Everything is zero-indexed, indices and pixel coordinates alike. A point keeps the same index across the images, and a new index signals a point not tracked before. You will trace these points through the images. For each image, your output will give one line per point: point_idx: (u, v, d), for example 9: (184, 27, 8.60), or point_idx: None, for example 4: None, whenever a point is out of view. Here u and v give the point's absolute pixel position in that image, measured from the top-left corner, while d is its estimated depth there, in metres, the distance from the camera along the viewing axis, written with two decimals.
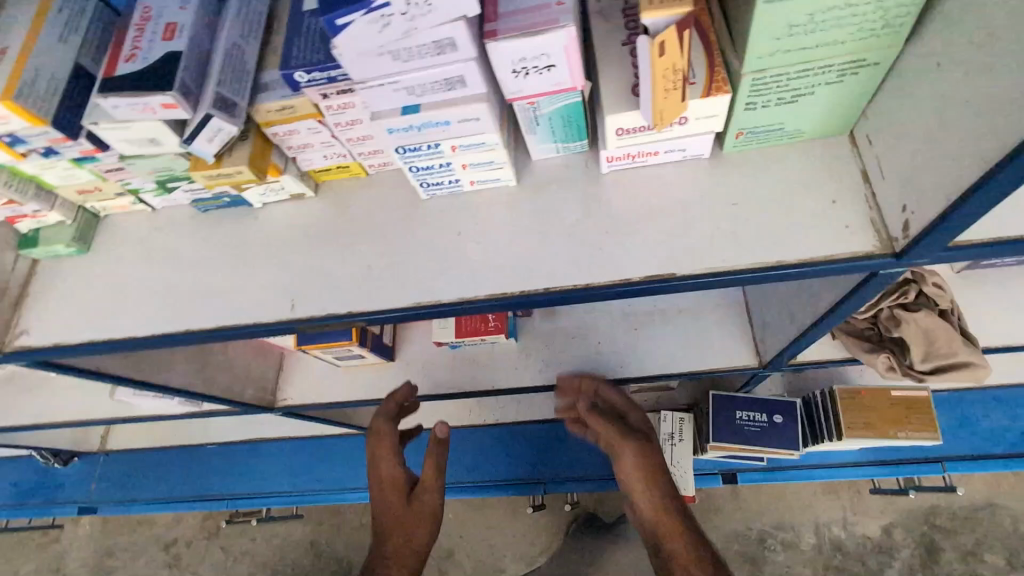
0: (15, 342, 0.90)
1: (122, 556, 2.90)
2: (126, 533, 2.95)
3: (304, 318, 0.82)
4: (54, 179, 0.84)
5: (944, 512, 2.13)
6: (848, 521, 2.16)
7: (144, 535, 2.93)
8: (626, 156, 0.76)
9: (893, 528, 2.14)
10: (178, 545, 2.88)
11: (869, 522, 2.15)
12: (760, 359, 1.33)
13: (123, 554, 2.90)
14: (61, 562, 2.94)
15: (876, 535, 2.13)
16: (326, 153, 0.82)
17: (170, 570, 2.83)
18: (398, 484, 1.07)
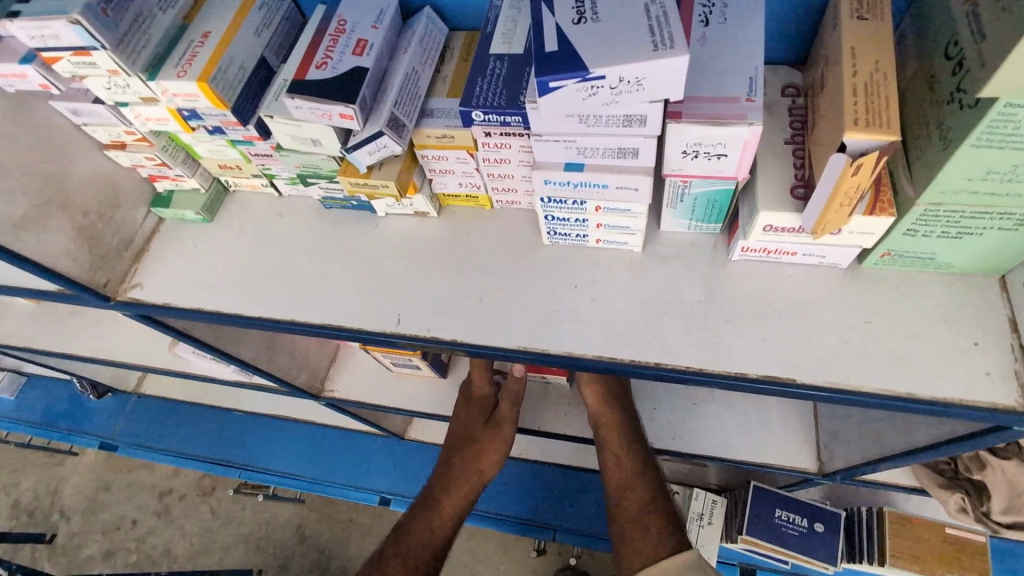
0: (125, 293, 0.93)
1: (122, 498, 2.94)
2: (131, 472, 3.00)
3: (407, 334, 0.83)
4: (205, 151, 0.88)
5: None
6: None
7: (148, 479, 2.98)
8: (761, 249, 0.75)
9: None
10: (176, 501, 2.91)
11: None
12: (820, 466, 1.28)
13: (124, 496, 2.95)
14: (64, 484, 3.01)
15: None
16: (462, 181, 0.84)
17: (163, 523, 2.85)
18: (481, 409, 1.32)
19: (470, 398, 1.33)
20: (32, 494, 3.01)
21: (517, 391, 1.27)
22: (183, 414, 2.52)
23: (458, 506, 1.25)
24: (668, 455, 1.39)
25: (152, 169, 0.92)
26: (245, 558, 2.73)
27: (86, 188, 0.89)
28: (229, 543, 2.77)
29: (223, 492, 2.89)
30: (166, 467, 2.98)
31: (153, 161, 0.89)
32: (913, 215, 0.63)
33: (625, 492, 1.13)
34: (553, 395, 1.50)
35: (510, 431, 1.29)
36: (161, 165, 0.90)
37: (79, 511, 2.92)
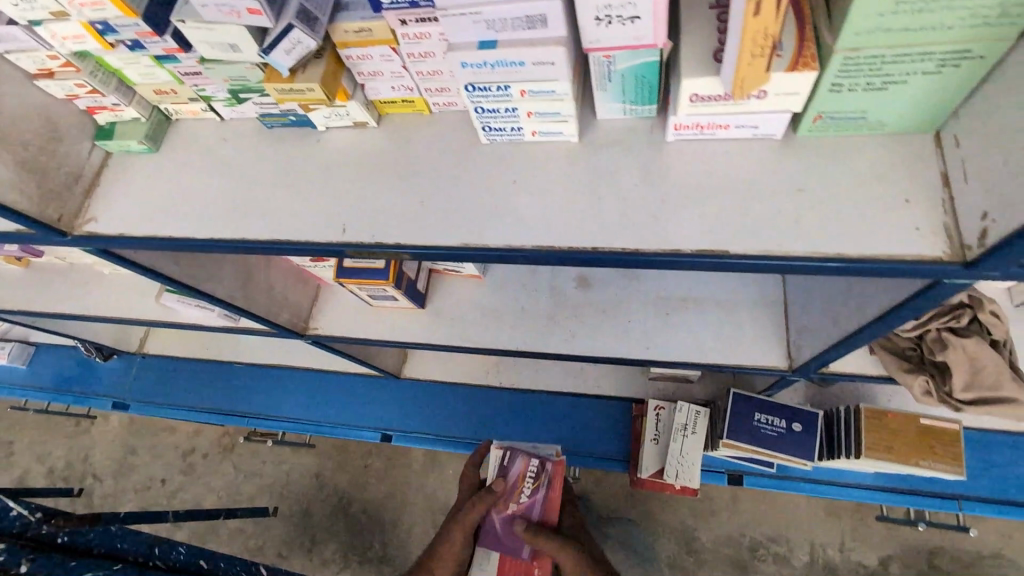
0: (82, 227, 0.94)
1: (147, 457, 3.10)
2: (152, 434, 3.14)
3: (353, 242, 0.84)
4: (135, 74, 0.88)
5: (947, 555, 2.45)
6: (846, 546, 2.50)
7: (168, 439, 3.11)
8: (695, 126, 0.74)
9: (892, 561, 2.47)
10: (198, 457, 3.05)
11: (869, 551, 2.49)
12: (790, 363, 1.31)
13: (148, 455, 3.10)
14: (91, 450, 3.16)
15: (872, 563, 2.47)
16: (395, 85, 0.82)
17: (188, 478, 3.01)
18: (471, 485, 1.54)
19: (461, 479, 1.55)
20: (63, 459, 3.17)
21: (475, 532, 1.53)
22: (188, 370, 2.60)
23: None
24: (644, 365, 1.42)
25: (87, 99, 0.91)
26: (268, 504, 2.87)
27: (23, 121, 0.89)
28: (249, 491, 2.91)
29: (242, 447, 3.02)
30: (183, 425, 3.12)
31: (85, 89, 0.88)
32: (833, 67, 0.61)
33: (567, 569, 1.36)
34: (530, 315, 1.53)
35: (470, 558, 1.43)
36: (94, 93, 0.89)
37: (109, 473, 3.08)
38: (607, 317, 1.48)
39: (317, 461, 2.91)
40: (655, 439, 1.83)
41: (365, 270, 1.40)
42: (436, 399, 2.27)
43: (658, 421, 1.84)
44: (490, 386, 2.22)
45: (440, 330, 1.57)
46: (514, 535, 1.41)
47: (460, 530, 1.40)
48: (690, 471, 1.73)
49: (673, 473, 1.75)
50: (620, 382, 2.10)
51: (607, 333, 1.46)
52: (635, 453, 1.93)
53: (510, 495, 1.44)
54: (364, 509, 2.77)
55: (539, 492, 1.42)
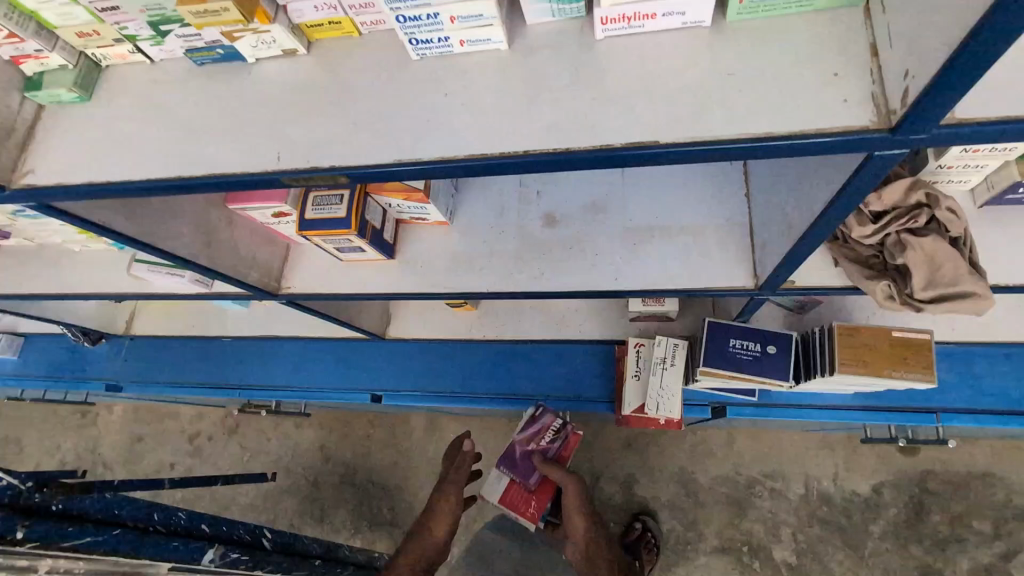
0: (20, 180, 0.93)
1: (151, 441, 3.15)
2: (155, 420, 3.19)
3: (289, 170, 0.82)
4: (53, 15, 0.85)
5: (938, 476, 2.55)
6: (839, 476, 2.62)
7: (170, 422, 3.16)
8: (621, 18, 0.72)
9: (883, 487, 2.58)
10: (201, 438, 3.10)
11: (860, 480, 2.60)
12: (756, 281, 1.31)
13: (151, 439, 3.15)
14: (96, 439, 3.21)
15: (865, 491, 2.58)
16: (317, 3, 0.80)
17: (192, 459, 3.07)
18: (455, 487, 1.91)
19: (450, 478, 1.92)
20: (69, 450, 3.22)
21: (457, 485, 1.91)
22: (178, 349, 2.62)
23: (444, 533, 1.88)
24: (613, 296, 1.42)
25: (9, 47, 0.89)
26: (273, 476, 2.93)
27: None
28: (253, 465, 2.97)
29: (248, 427, 3.06)
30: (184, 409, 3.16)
31: (4, 34, 0.86)
32: None
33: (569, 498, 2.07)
34: (499, 258, 1.52)
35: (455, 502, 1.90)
36: (14, 39, 0.87)
37: (116, 459, 3.14)
38: (575, 252, 1.47)
39: (316, 431, 2.97)
40: (636, 376, 1.84)
41: (327, 221, 1.38)
42: (423, 357, 2.30)
43: (638, 358, 1.86)
44: (474, 340, 2.23)
45: (413, 281, 1.57)
46: (527, 464, 2.02)
47: (449, 502, 1.90)
48: (672, 402, 1.76)
49: (654, 406, 1.77)
50: (603, 324, 2.09)
51: (576, 268, 1.45)
52: (619, 392, 1.96)
53: (533, 435, 2.06)
54: (368, 477, 2.83)
55: (560, 446, 2.04)
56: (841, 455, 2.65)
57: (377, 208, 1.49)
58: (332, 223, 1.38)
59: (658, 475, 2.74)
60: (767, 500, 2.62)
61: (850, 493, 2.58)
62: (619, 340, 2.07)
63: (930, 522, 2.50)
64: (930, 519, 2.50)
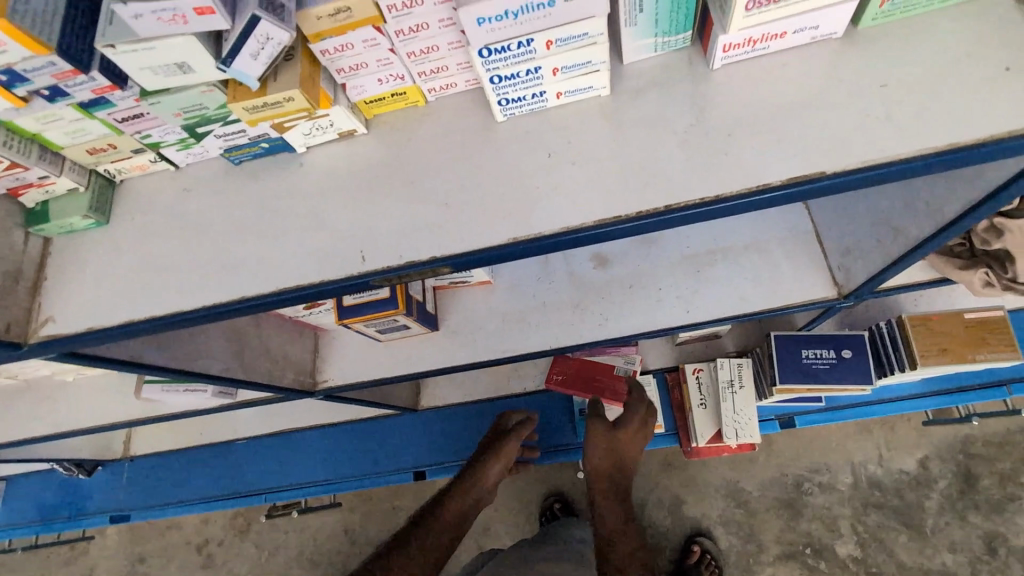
0: (39, 333, 0.77)
1: (155, 562, 2.82)
2: (158, 537, 2.86)
3: (378, 269, 0.70)
4: (60, 135, 0.71)
5: (979, 439, 2.09)
6: (884, 458, 2.12)
7: (177, 538, 2.85)
8: (746, 42, 0.64)
9: (929, 460, 2.11)
10: (210, 546, 2.80)
11: (905, 456, 2.12)
12: (839, 290, 1.23)
13: (155, 560, 2.83)
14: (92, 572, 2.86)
15: (912, 469, 2.09)
16: (382, 76, 0.69)
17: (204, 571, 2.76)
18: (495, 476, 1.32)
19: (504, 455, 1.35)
20: None
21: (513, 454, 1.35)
22: (188, 461, 2.38)
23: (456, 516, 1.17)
24: (687, 331, 1.32)
25: (7, 178, 0.73)
26: None
27: None
28: (276, 567, 2.69)
29: (260, 524, 2.79)
30: (188, 520, 2.86)
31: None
32: None
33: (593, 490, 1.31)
34: (554, 309, 1.41)
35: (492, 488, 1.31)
36: (14, 168, 0.71)
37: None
38: (634, 290, 1.37)
39: (340, 516, 2.72)
40: (702, 404, 1.75)
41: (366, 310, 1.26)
42: (461, 423, 2.13)
43: (700, 385, 1.77)
44: (514, 394, 2.09)
45: (459, 348, 1.44)
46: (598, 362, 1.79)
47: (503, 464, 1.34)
48: (750, 425, 1.66)
49: (733, 433, 1.67)
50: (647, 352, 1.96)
51: (640, 306, 1.35)
52: (682, 423, 1.84)
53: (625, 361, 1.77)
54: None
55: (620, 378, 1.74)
56: (880, 435, 2.15)
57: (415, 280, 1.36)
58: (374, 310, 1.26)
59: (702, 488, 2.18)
60: (820, 496, 2.10)
61: (898, 472, 2.09)
62: (670, 367, 1.94)
63: (982, 488, 2.04)
64: (983, 484, 2.04)
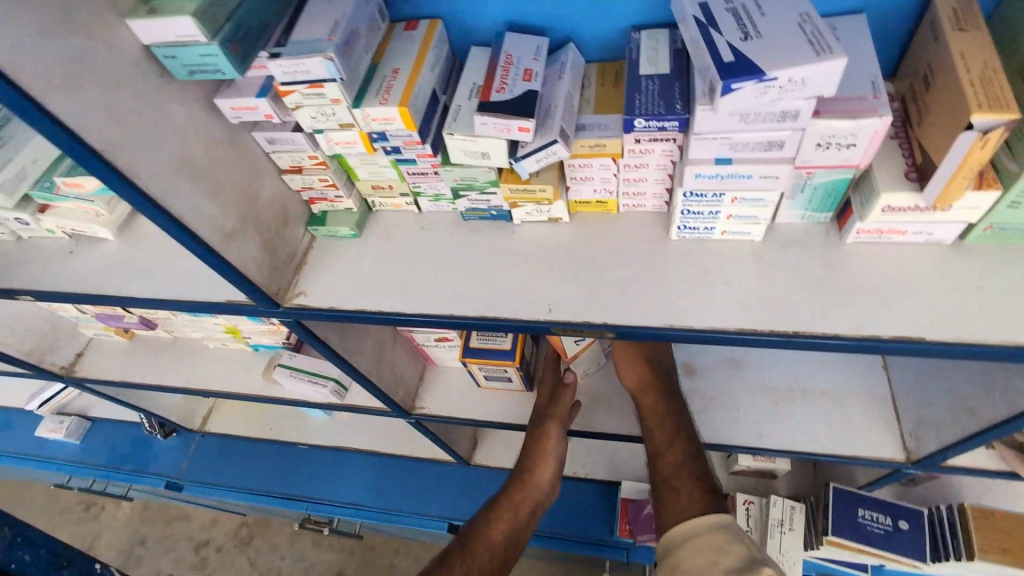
0: (293, 300, 1.05)
1: (156, 547, 2.84)
2: (166, 522, 2.91)
3: (559, 321, 0.93)
4: (365, 173, 1.02)
5: None
6: None
7: (182, 528, 2.87)
8: (875, 231, 0.86)
9: None
10: (208, 548, 2.80)
11: None
12: (908, 455, 1.34)
13: (156, 545, 2.84)
14: (99, 538, 2.90)
15: None
16: (597, 188, 0.96)
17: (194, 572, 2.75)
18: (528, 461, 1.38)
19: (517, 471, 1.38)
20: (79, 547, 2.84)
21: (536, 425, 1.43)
22: (248, 451, 2.56)
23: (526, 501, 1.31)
24: (757, 453, 1.44)
25: (316, 191, 1.05)
26: None
27: (270, 206, 1.00)
28: None
29: (261, 540, 2.79)
30: (203, 516, 2.90)
31: (324, 183, 1.02)
32: (1018, 186, 0.75)
33: (674, 554, 1.08)
34: None
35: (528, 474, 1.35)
36: (328, 186, 1.03)
37: (110, 565, 2.77)
38: (715, 404, 1.52)
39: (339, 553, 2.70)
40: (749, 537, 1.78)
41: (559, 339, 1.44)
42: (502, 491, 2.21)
43: (749, 516, 1.80)
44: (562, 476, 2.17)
45: None
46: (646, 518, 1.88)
47: (558, 421, 1.42)
48: (793, 571, 1.69)
49: None
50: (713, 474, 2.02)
51: (718, 419, 1.49)
52: None
53: None
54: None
55: None
56: None
57: (528, 347, 1.58)
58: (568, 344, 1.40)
59: None
60: None
61: None
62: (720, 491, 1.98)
63: None
64: None
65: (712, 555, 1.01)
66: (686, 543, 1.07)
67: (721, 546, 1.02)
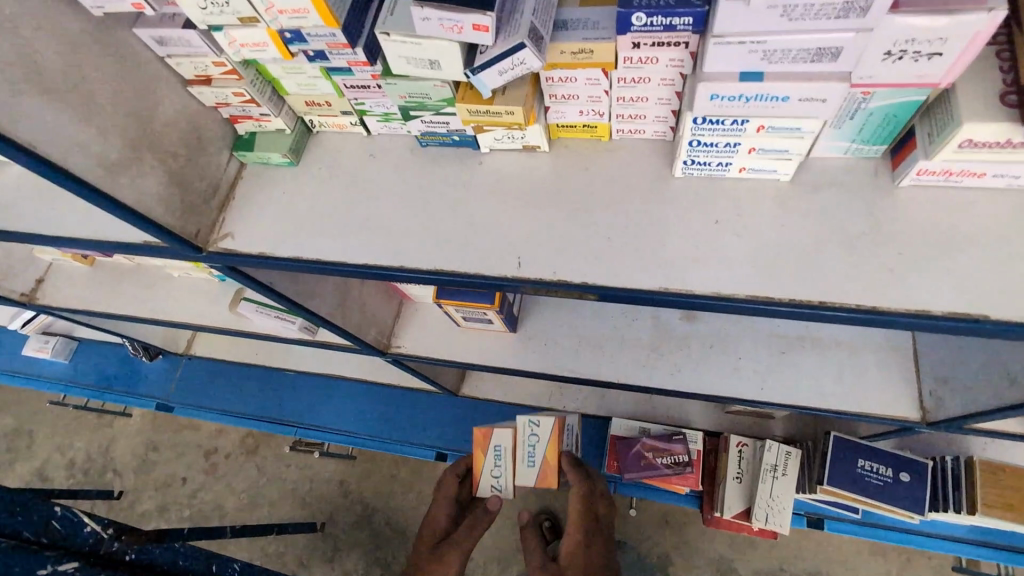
0: (218, 244, 0.88)
1: (165, 451, 2.83)
2: (172, 434, 2.88)
3: (532, 279, 0.76)
4: (293, 84, 0.81)
5: None
6: None
7: (180, 441, 2.85)
8: (942, 172, 0.66)
9: None
10: (219, 454, 2.78)
11: None
12: (923, 415, 1.22)
13: (166, 450, 2.83)
14: (115, 442, 2.89)
15: None
16: (584, 109, 0.75)
17: (206, 476, 2.76)
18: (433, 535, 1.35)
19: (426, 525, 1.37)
20: (86, 453, 2.89)
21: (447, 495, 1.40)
22: (235, 375, 2.52)
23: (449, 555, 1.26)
24: (757, 406, 1.33)
25: (236, 108, 0.84)
26: (290, 511, 2.61)
27: (175, 127, 0.80)
28: (270, 493, 2.67)
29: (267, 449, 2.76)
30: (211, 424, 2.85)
31: (242, 98, 0.81)
32: None
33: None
34: (630, 347, 1.44)
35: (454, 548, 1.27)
36: (248, 102, 0.82)
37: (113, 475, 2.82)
38: (715, 352, 1.39)
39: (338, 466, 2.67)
40: (738, 478, 1.74)
41: (477, 465, 1.29)
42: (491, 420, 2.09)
43: (741, 459, 1.75)
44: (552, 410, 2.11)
45: (533, 358, 1.48)
46: (633, 456, 1.80)
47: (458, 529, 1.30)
48: (782, 515, 1.64)
49: (763, 517, 1.66)
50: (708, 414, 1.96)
51: (717, 369, 1.36)
52: (710, 490, 1.84)
53: (659, 449, 1.80)
54: (386, 519, 2.53)
55: (672, 471, 1.76)
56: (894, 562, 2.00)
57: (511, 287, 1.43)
58: (486, 479, 1.30)
59: (698, 553, 2.07)
60: None
61: None
62: (711, 432, 1.94)
63: None
64: None
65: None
66: None
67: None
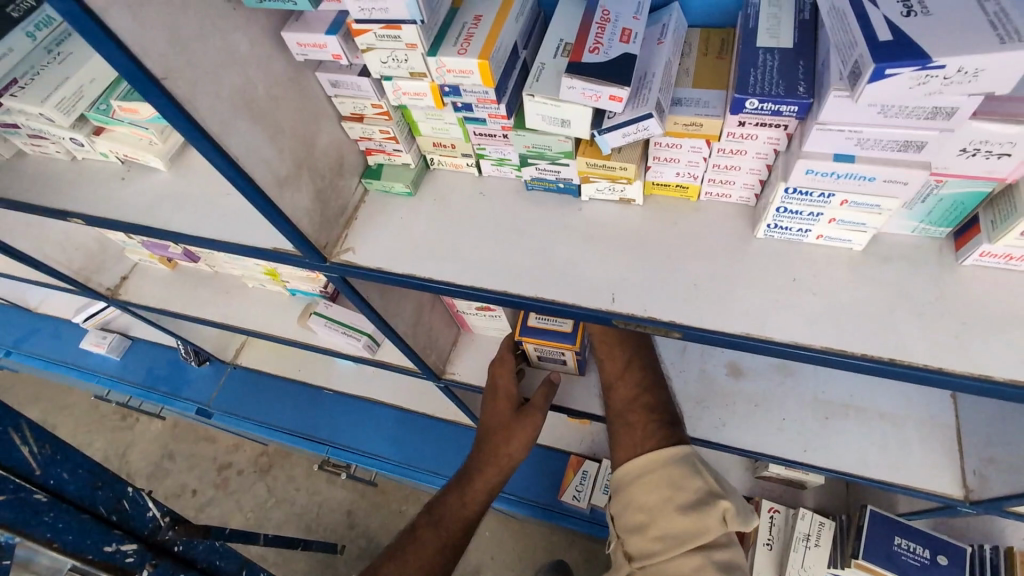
0: (339, 256, 0.99)
1: (180, 462, 2.87)
2: (194, 442, 2.92)
3: (623, 313, 0.86)
4: (428, 128, 0.95)
5: None
6: None
7: (205, 450, 2.89)
8: (1003, 256, 0.75)
9: None
10: (230, 471, 2.82)
11: None
12: (966, 493, 1.24)
13: (182, 460, 2.88)
14: (131, 448, 2.93)
15: None
16: (680, 171, 0.87)
17: (216, 491, 2.78)
18: (508, 400, 1.29)
19: (494, 396, 1.31)
20: (106, 452, 2.93)
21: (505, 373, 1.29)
22: (274, 388, 2.59)
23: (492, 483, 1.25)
24: (798, 466, 1.36)
25: (375, 142, 0.98)
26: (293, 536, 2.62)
27: (326, 153, 0.94)
28: (275, 519, 2.67)
29: (280, 471, 2.78)
30: (228, 440, 2.90)
31: (385, 135, 0.95)
32: None
33: (626, 492, 1.01)
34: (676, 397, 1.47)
35: (540, 420, 1.26)
36: (388, 139, 0.96)
37: (137, 474, 2.86)
38: (758, 411, 1.42)
39: (349, 495, 2.69)
40: (767, 544, 1.73)
41: (568, 480, 1.94)
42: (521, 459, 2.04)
43: (772, 525, 1.74)
44: None
45: None
46: None
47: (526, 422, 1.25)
48: None
49: None
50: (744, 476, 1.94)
51: (760, 427, 1.40)
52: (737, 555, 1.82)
53: None
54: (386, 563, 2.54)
55: None
56: None
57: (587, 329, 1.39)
58: (571, 490, 1.94)
59: None
60: None
61: None
62: (742, 496, 1.92)
63: None
64: None
65: (666, 491, 0.95)
66: (642, 480, 0.99)
67: (676, 481, 0.95)
